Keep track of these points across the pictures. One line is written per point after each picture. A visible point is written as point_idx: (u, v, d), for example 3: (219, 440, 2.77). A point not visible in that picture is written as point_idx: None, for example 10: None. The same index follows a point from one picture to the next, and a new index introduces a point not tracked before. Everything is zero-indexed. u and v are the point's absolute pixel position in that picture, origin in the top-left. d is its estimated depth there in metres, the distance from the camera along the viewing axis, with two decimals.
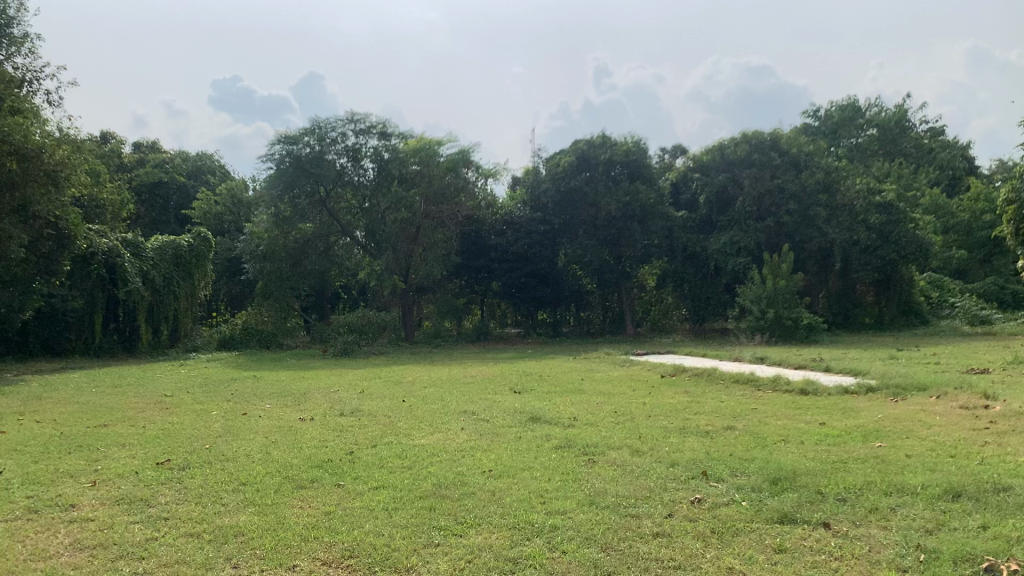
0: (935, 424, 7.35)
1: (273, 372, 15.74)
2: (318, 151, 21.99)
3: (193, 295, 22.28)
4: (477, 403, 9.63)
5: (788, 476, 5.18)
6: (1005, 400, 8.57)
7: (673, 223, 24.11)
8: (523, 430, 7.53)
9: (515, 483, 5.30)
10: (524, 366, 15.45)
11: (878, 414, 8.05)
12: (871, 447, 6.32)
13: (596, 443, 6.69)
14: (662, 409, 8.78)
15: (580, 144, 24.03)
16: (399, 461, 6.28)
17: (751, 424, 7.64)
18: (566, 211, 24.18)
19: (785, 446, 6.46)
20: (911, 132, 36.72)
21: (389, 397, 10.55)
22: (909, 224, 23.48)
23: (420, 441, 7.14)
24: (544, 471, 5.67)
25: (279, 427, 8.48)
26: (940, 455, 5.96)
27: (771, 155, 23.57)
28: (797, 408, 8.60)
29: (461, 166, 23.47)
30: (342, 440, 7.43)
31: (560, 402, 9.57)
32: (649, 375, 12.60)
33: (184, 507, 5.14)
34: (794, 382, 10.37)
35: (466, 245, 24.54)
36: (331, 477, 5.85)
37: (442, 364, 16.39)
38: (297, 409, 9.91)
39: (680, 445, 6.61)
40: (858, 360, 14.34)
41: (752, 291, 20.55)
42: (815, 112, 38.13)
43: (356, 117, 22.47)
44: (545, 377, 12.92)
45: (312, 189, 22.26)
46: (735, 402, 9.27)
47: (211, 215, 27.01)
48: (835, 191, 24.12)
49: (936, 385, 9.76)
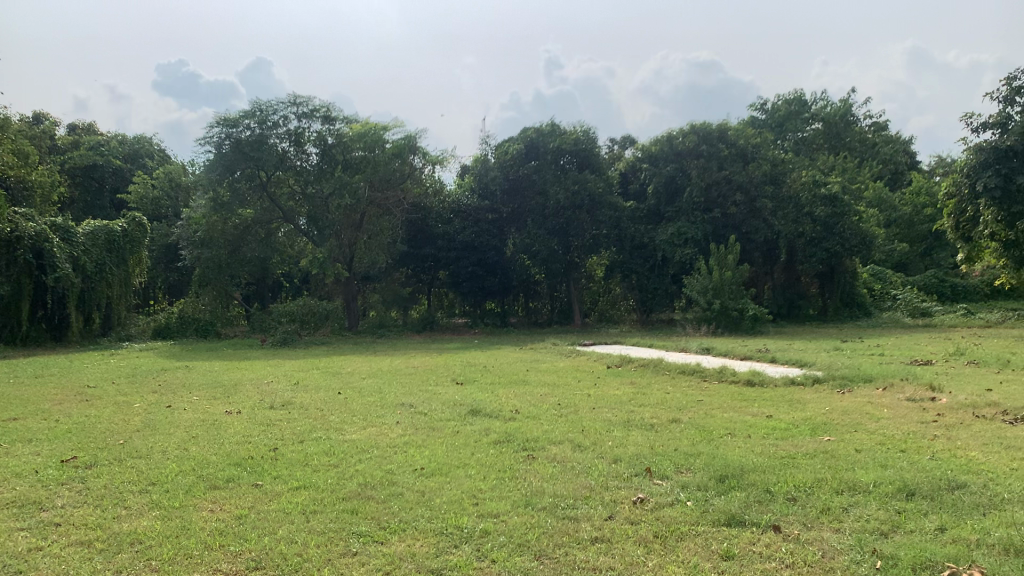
0: (883, 416, 7.19)
1: (207, 362, 15.10)
2: (258, 134, 21.20)
3: (127, 283, 21.46)
4: (416, 395, 9.24)
5: (735, 473, 4.90)
6: (951, 392, 8.49)
7: (621, 213, 23.93)
8: (461, 424, 7.18)
9: (447, 482, 4.96)
10: (467, 356, 15.06)
11: (825, 405, 7.88)
12: (818, 441, 6.11)
13: (536, 437, 6.38)
14: (607, 401, 8.51)
15: (529, 132, 23.60)
16: (326, 458, 5.89)
17: (696, 417, 7.40)
18: (515, 199, 23.83)
19: (731, 440, 6.22)
20: (855, 126, 36.92)
21: (326, 389, 10.11)
22: (854, 217, 23.66)
23: (351, 436, 6.75)
24: (480, 468, 5.33)
25: (204, 420, 7.99)
26: (890, 449, 5.78)
27: (718, 146, 23.54)
28: (743, 400, 8.40)
29: (407, 152, 22.95)
30: (268, 434, 7.00)
31: (502, 394, 9.23)
32: (594, 366, 12.32)
33: (81, 511, 4.69)
34: (740, 374, 10.18)
35: (411, 233, 24.08)
36: (250, 476, 5.41)
37: (385, 355, 15.89)
38: (227, 401, 9.41)
39: (624, 438, 6.32)
40: (803, 351, 14.26)
41: (699, 282, 20.44)
42: (762, 105, 38.10)
43: (299, 99, 21.75)
44: (489, 367, 12.56)
45: (252, 172, 21.53)
46: (681, 393, 9.04)
47: (147, 200, 26.04)
48: (782, 183, 24.24)
49: (883, 377, 9.64)
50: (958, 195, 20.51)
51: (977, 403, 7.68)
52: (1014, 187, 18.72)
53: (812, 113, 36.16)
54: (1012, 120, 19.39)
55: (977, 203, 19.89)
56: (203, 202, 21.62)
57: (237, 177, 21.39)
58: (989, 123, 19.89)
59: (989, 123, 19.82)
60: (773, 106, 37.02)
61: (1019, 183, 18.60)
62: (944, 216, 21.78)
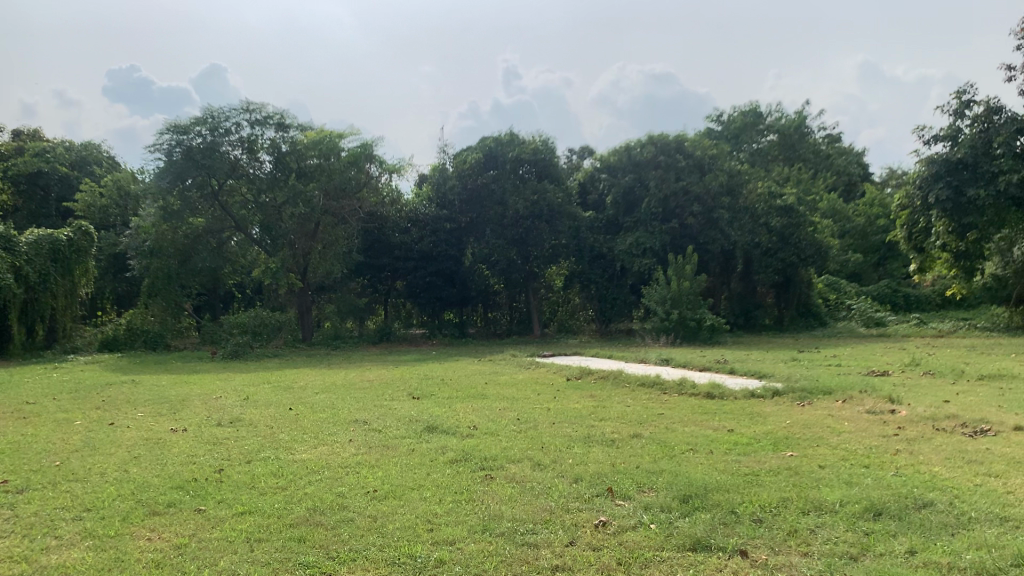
0: (844, 430, 7.13)
1: (154, 376, 14.62)
2: (210, 142, 20.72)
3: (73, 294, 20.81)
4: (370, 411, 8.98)
5: (700, 493, 4.75)
6: (910, 405, 8.48)
7: (580, 223, 23.87)
8: (417, 441, 6.95)
9: (401, 506, 4.73)
10: (424, 369, 14.80)
11: (786, 419, 7.81)
12: (781, 457, 6.00)
13: (494, 455, 6.17)
14: (567, 415, 8.34)
15: (488, 141, 23.39)
16: (274, 480, 5.64)
17: (657, 431, 7.26)
18: (473, 208, 23.63)
19: (693, 456, 6.09)
20: (809, 137, 37.42)
21: (277, 404, 9.79)
22: (809, 227, 23.89)
23: (300, 456, 6.50)
24: (436, 490, 5.12)
25: (147, 439, 7.65)
26: (853, 465, 5.70)
27: (676, 157, 23.64)
28: (704, 413, 8.29)
29: (363, 160, 22.69)
30: (214, 454, 6.70)
31: (460, 408, 9.02)
32: (554, 379, 12.15)
33: (6, 543, 4.37)
34: (700, 386, 10.08)
35: (368, 242, 23.75)
36: (192, 500, 5.12)
37: (340, 368, 15.56)
38: (172, 418, 9.05)
39: (584, 455, 6.16)
40: (761, 362, 14.27)
41: (657, 292, 20.42)
42: (718, 117, 38.40)
43: (252, 106, 21.35)
44: (447, 381, 12.33)
45: (204, 181, 21.05)
46: (641, 406, 8.91)
47: (95, 208, 25.33)
48: (739, 194, 24.40)
49: (842, 389, 9.61)
50: (910, 207, 20.85)
51: (936, 415, 7.67)
52: (964, 200, 19.04)
53: (767, 124, 36.52)
54: (961, 133, 19.68)
55: (929, 215, 20.23)
56: (152, 211, 21.05)
57: (189, 186, 20.90)
58: (940, 136, 20.21)
59: (940, 137, 20.16)
60: (729, 117, 37.34)
61: (968, 196, 18.92)
62: (897, 227, 22.12)
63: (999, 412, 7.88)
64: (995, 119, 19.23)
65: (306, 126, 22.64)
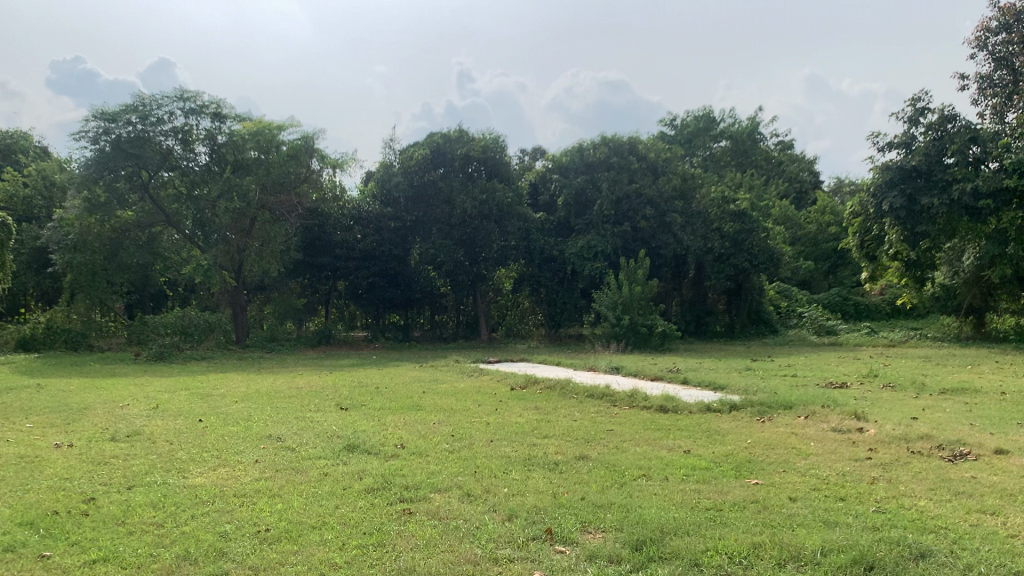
0: (811, 453, 6.43)
1: (64, 379, 13.42)
2: (141, 132, 19.50)
3: None
4: (290, 425, 8.05)
5: (657, 538, 3.99)
6: (877, 422, 7.84)
7: (530, 225, 23.09)
8: (333, 463, 6.08)
9: (293, 553, 3.89)
10: (360, 375, 13.85)
11: (747, 438, 7.09)
12: (745, 487, 5.24)
13: (417, 484, 5.31)
14: (508, 431, 7.52)
15: (435, 137, 22.40)
16: (152, 514, 4.71)
17: (606, 452, 6.46)
18: (419, 207, 22.69)
19: (646, 484, 5.32)
20: (761, 143, 37.19)
21: (187, 415, 8.81)
22: (761, 233, 23.43)
23: (192, 482, 5.58)
24: (340, 530, 4.28)
25: (24, 456, 6.60)
26: (828, 498, 4.98)
27: (629, 159, 23.03)
28: (657, 430, 7.56)
29: (304, 154, 21.70)
30: (92, 477, 5.70)
31: (390, 423, 8.13)
32: (496, 388, 11.34)
33: None
34: (653, 398, 9.35)
35: (307, 240, 22.66)
36: (39, 541, 4.16)
37: (270, 373, 14.54)
38: (63, 430, 7.99)
39: (522, 483, 5.33)
40: (714, 371, 13.63)
41: (607, 297, 19.71)
42: (672, 121, 37.94)
43: (186, 94, 20.14)
44: (382, 389, 11.44)
45: (133, 172, 19.82)
46: (589, 421, 8.14)
47: (18, 199, 23.83)
48: (691, 199, 24.00)
49: (803, 403, 8.95)
50: (863, 214, 20.54)
51: (908, 436, 7.03)
52: (918, 208, 18.67)
53: (720, 130, 36.16)
54: (916, 140, 19.35)
55: (881, 223, 19.94)
56: (76, 202, 19.72)
57: (117, 177, 19.62)
58: (894, 142, 19.88)
59: (894, 144, 19.82)
60: (682, 122, 36.91)
61: (923, 204, 18.55)
62: (849, 234, 21.77)
63: (975, 433, 7.26)
64: (949, 127, 18.93)
65: (244, 116, 21.50)
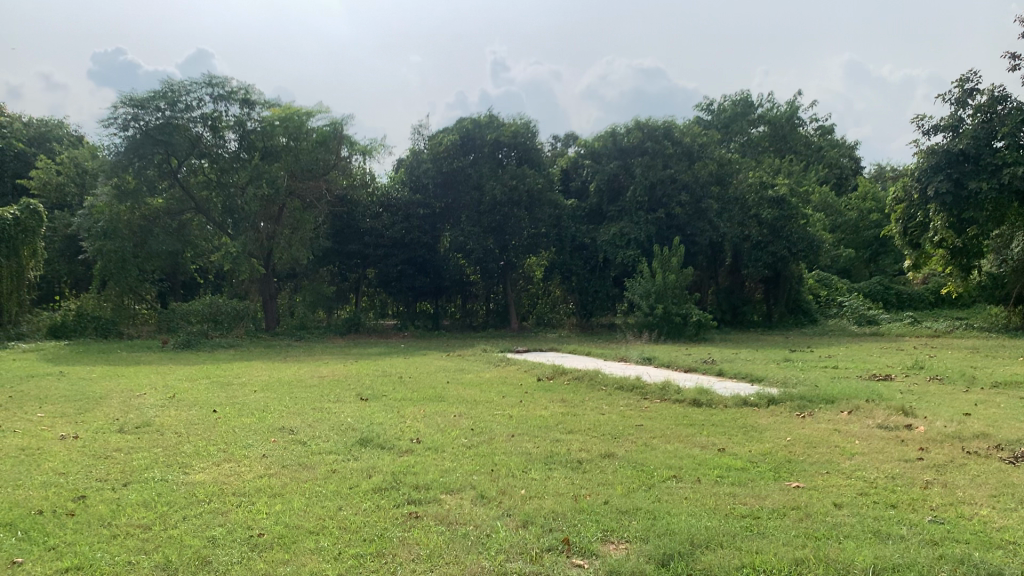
0: (857, 452, 5.96)
1: (86, 367, 13.27)
2: (169, 119, 19.29)
3: (19, 276, 19.50)
4: (304, 416, 7.73)
5: (687, 553, 3.58)
6: (927, 419, 7.32)
7: (561, 212, 22.59)
8: (343, 459, 5.74)
9: (283, 564, 3.57)
10: (384, 364, 13.52)
11: (786, 435, 6.62)
12: (786, 491, 4.79)
13: (429, 483, 4.94)
14: (532, 426, 7.12)
15: (465, 122, 22.00)
16: (142, 515, 4.39)
17: (634, 450, 6.03)
18: (448, 193, 22.23)
19: (676, 487, 4.88)
20: (801, 128, 36.23)
21: (202, 405, 8.54)
22: (801, 220, 22.74)
23: (194, 478, 5.26)
24: (339, 537, 3.92)
25: (25, 448, 6.32)
26: (879, 504, 4.51)
27: (664, 143, 22.39)
28: (690, 426, 7.11)
29: (333, 141, 21.48)
30: (89, 473, 5.41)
31: (408, 415, 7.77)
32: (523, 379, 10.97)
33: None
34: (686, 391, 8.89)
35: (336, 227, 22.42)
36: (16, 545, 3.86)
37: (293, 362, 14.29)
38: (73, 420, 7.76)
39: (541, 484, 4.93)
40: (750, 362, 13.12)
41: (640, 285, 19.23)
42: (708, 105, 37.06)
43: (215, 80, 19.93)
44: (406, 379, 11.10)
45: (163, 159, 19.66)
46: (618, 416, 7.72)
47: (51, 186, 23.87)
48: (728, 184, 23.31)
49: (848, 398, 8.43)
50: (907, 200, 19.75)
51: (962, 433, 6.52)
52: (965, 193, 17.87)
53: (759, 115, 35.24)
54: (963, 123, 18.52)
55: (926, 208, 19.14)
56: (106, 189, 19.63)
57: (146, 164, 19.46)
58: (941, 125, 19.05)
59: (941, 126, 18.98)
60: (718, 106, 36.06)
61: (970, 189, 17.72)
62: (892, 221, 20.98)
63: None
64: (999, 109, 18.04)
65: (273, 103, 21.24)
